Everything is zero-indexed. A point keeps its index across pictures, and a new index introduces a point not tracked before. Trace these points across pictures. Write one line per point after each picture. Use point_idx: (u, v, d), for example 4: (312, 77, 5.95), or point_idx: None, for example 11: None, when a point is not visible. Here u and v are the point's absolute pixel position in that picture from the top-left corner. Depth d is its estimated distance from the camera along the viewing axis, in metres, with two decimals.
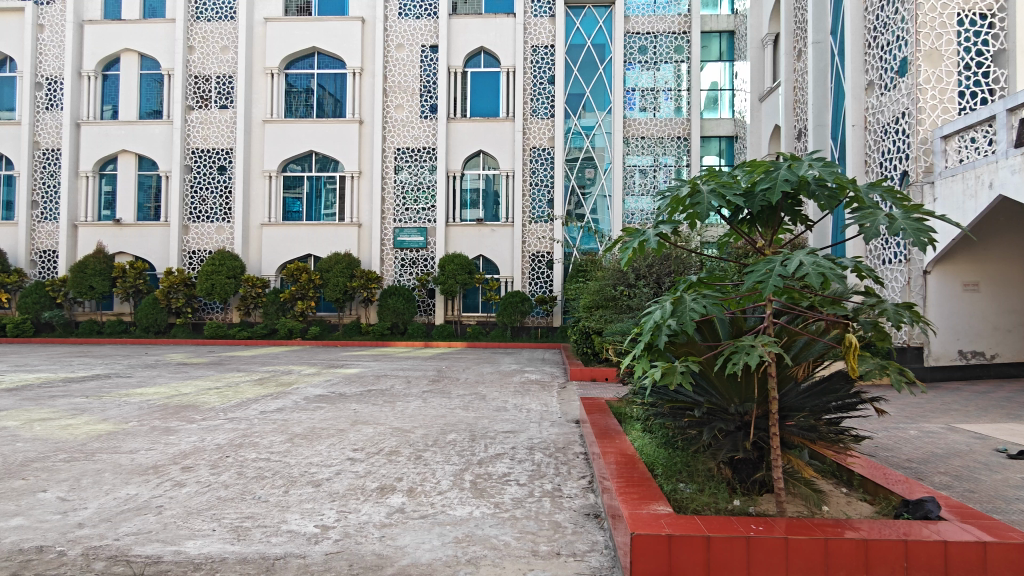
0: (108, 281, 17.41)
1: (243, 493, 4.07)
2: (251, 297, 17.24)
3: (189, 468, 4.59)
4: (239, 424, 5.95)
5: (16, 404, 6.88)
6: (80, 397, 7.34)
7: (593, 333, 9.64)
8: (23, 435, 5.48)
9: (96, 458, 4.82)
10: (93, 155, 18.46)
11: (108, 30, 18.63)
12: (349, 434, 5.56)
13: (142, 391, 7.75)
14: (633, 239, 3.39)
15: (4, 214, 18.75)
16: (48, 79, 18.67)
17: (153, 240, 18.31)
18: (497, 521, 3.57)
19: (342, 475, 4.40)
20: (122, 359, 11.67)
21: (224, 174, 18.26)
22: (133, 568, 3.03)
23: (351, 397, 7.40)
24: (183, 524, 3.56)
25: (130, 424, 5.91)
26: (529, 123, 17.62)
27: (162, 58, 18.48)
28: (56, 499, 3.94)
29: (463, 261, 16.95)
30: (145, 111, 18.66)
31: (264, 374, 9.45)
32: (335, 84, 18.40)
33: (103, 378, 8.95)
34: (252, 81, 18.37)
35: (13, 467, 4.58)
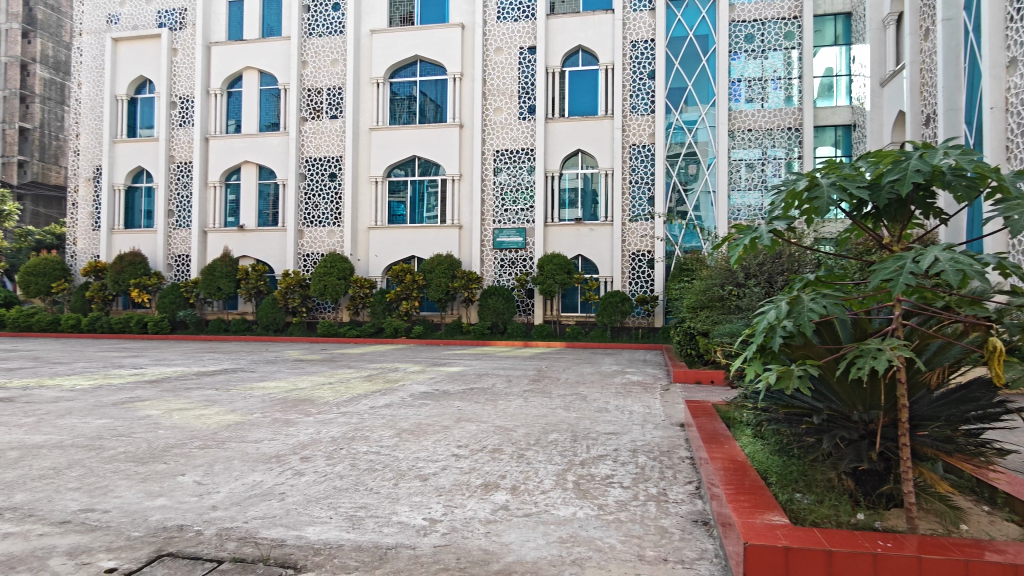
0: (233, 283, 18.82)
1: (356, 484, 4.27)
2: (359, 298, 18.03)
3: (307, 458, 4.87)
4: (352, 418, 6.25)
5: (157, 395, 7.57)
6: (212, 389, 7.97)
7: (698, 334, 9.35)
8: (164, 423, 6.03)
9: (226, 446, 5.22)
10: (220, 166, 20.01)
11: (232, 50, 20.12)
12: (454, 431, 5.69)
13: (264, 385, 8.32)
14: (744, 237, 3.25)
15: (145, 222, 20.71)
16: (181, 98, 20.47)
17: (272, 244, 19.60)
18: (601, 523, 3.54)
19: (448, 470, 4.52)
20: (246, 355, 12.55)
21: (334, 181, 19.26)
22: (260, 550, 3.25)
23: (455, 394, 7.59)
24: (303, 511, 3.78)
25: (254, 416, 6.35)
26: (628, 120, 17.39)
27: (279, 73, 19.76)
28: (193, 482, 4.30)
29: (562, 261, 16.97)
30: (264, 124, 20.01)
31: (372, 371, 9.88)
32: (436, 90, 18.95)
33: (230, 372, 9.69)
34: (359, 92, 19.28)
35: (156, 452, 5.05)
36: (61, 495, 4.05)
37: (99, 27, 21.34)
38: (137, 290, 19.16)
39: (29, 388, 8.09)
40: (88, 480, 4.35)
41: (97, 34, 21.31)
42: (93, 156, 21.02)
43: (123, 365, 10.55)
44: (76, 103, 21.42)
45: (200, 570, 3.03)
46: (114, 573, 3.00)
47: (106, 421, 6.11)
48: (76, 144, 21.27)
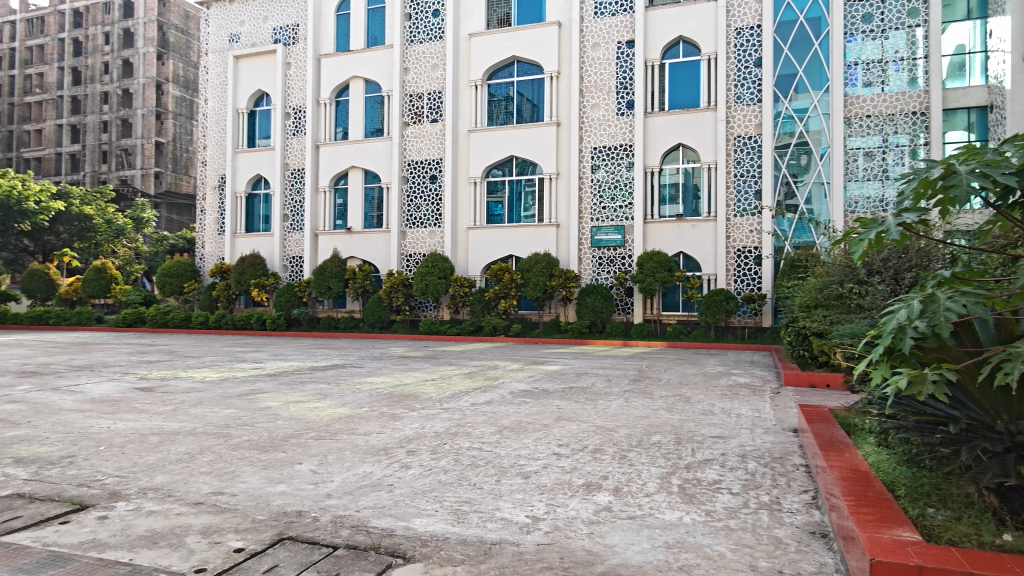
0: (341, 283, 19.79)
1: (460, 479, 4.36)
2: (459, 297, 18.42)
3: (413, 452, 5.03)
4: (455, 414, 6.40)
5: (276, 387, 8.09)
6: (324, 383, 8.41)
7: (811, 334, 8.85)
8: (282, 414, 6.44)
9: (338, 437, 5.49)
10: (329, 172, 21.10)
11: (341, 61, 21.15)
12: (554, 430, 5.69)
13: (371, 381, 8.68)
14: (868, 232, 3.03)
15: (264, 226, 22.18)
16: (295, 109, 21.77)
17: (377, 246, 20.44)
18: (709, 530, 3.42)
19: (549, 469, 4.52)
20: (354, 351, 13.15)
21: (435, 183, 19.81)
22: (371, 539, 3.38)
23: (554, 393, 7.60)
24: (411, 503, 3.91)
25: (364, 409, 6.65)
26: (732, 111, 16.72)
27: (383, 81, 20.58)
28: (310, 471, 4.55)
29: (662, 259, 16.62)
30: (370, 130, 20.89)
31: (473, 368, 10.07)
32: (533, 90, 19.03)
33: (340, 367, 10.21)
34: (458, 94, 19.72)
35: (276, 441, 5.39)
36: (194, 479, 4.40)
37: (222, 45, 23.04)
38: (257, 290, 20.55)
39: (167, 379, 8.90)
40: (217, 465, 4.71)
41: (222, 53, 23.02)
42: (219, 166, 22.77)
43: (245, 360, 11.33)
44: (203, 117, 23.23)
45: (317, 554, 3.20)
46: (242, 552, 3.23)
47: (232, 411, 6.60)
48: (203, 155, 23.08)
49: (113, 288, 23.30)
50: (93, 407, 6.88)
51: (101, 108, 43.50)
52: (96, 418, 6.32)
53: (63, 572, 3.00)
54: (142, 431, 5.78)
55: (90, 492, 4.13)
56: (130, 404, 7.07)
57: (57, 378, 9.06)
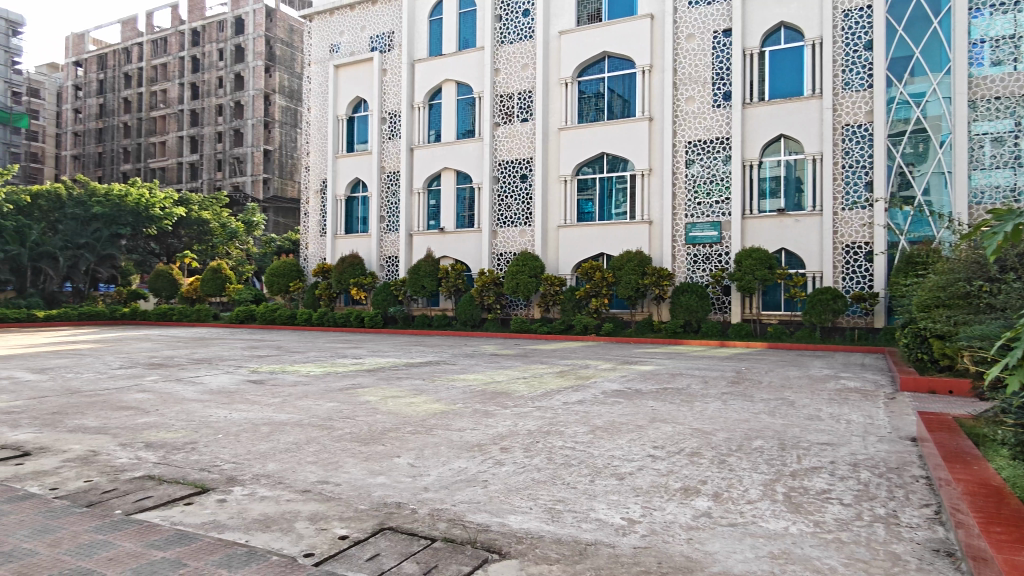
0: (435, 282, 20.30)
1: (554, 477, 4.35)
2: (550, 295, 18.41)
3: (506, 449, 5.07)
4: (547, 412, 6.40)
5: (374, 383, 8.39)
6: (420, 379, 8.65)
7: (930, 336, 8.19)
8: (381, 408, 6.66)
9: (434, 432, 5.63)
10: (423, 174, 21.70)
11: (434, 66, 21.69)
12: (649, 431, 5.57)
13: (465, 378, 8.83)
14: (1004, 224, 2.75)
15: (362, 227, 23.14)
16: (390, 114, 22.57)
17: (469, 245, 20.84)
18: (818, 542, 3.23)
19: (645, 471, 4.43)
20: (447, 349, 13.46)
21: (526, 182, 19.95)
22: (468, 533, 3.44)
23: (648, 394, 7.44)
24: (505, 500, 3.94)
25: (458, 405, 6.78)
26: (840, 98, 15.80)
27: (474, 83, 20.95)
28: (407, 464, 4.69)
29: (762, 256, 15.91)
30: (461, 131, 21.30)
31: (565, 367, 10.04)
32: (624, 85, 18.78)
33: (435, 364, 10.46)
34: (549, 92, 19.77)
35: (376, 434, 5.60)
36: (302, 467, 4.64)
37: (323, 56, 24.15)
38: (356, 288, 21.45)
39: (275, 373, 9.44)
40: (322, 456, 4.94)
41: (323, 63, 24.14)
42: (321, 170, 23.93)
43: (346, 356, 11.86)
44: (306, 125, 24.49)
45: (416, 545, 3.29)
46: (347, 540, 3.37)
47: (334, 404, 6.91)
48: (307, 161, 24.32)
49: (227, 287, 25.03)
50: (211, 398, 7.41)
51: (216, 120, 46.84)
52: (214, 408, 6.79)
53: (188, 549, 3.24)
54: (254, 421, 6.16)
55: (210, 476, 4.45)
56: (243, 396, 7.56)
57: (181, 370, 9.83)
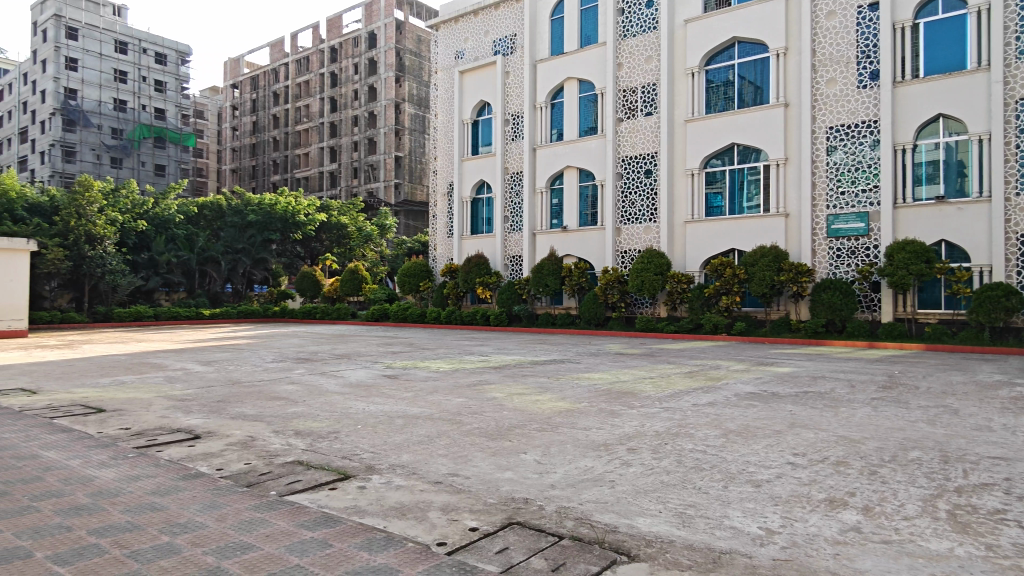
0: (558, 280, 20.37)
1: (684, 481, 4.21)
2: (676, 293, 17.88)
3: (634, 450, 4.98)
4: (675, 414, 6.21)
5: (500, 379, 8.57)
6: (545, 377, 8.72)
7: None
8: (507, 405, 6.78)
9: (560, 430, 5.64)
10: (545, 173, 21.87)
11: (555, 65, 21.79)
12: (787, 437, 5.24)
13: (590, 376, 8.79)
14: None
15: (487, 228, 23.72)
16: (513, 115, 22.97)
17: (593, 243, 20.72)
18: (992, 568, 2.86)
19: (784, 479, 4.17)
20: (572, 347, 13.47)
21: (650, 177, 19.53)
22: (595, 533, 3.40)
23: (786, 397, 7.01)
24: (633, 501, 3.86)
25: (583, 404, 6.76)
26: (1012, 70, 14.05)
27: (596, 79, 20.81)
28: (534, 460, 4.73)
29: (917, 248, 14.47)
30: (584, 129, 21.24)
31: (694, 368, 9.69)
32: (756, 71, 17.81)
33: (559, 362, 10.50)
34: (674, 83, 19.21)
35: (502, 430, 5.70)
36: (434, 459, 4.83)
37: (449, 62, 24.97)
38: (482, 288, 21.99)
39: (408, 368, 9.91)
40: (452, 449, 5.11)
41: (448, 69, 24.99)
42: (447, 174, 24.82)
43: (473, 352, 12.21)
44: (434, 131, 25.45)
45: (544, 541, 3.31)
46: (477, 532, 3.45)
47: (462, 400, 7.13)
48: (434, 165, 25.30)
49: (363, 287, 26.63)
50: (351, 391, 7.91)
51: (352, 130, 50.02)
52: (354, 400, 7.24)
53: (332, 531, 3.47)
54: (389, 413, 6.49)
55: (351, 463, 4.75)
56: (379, 389, 7.99)
57: (324, 364, 10.60)
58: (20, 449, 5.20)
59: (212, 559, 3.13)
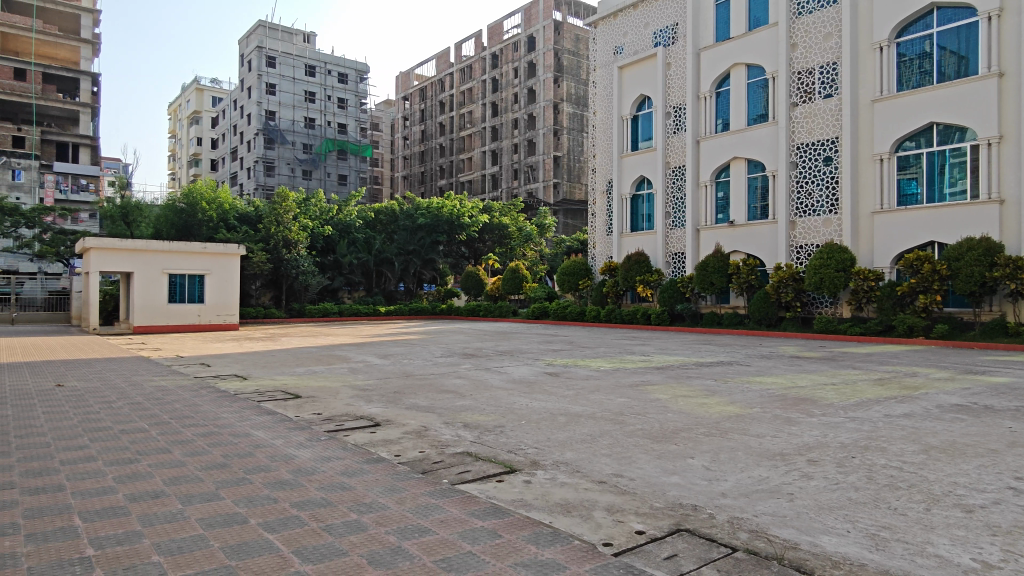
0: (724, 278, 19.42)
1: (876, 500, 3.80)
2: (863, 291, 16.34)
3: (815, 461, 4.59)
4: (863, 425, 5.64)
5: (664, 381, 8.32)
6: (713, 380, 8.34)
7: None
8: (672, 407, 6.58)
9: (730, 436, 5.36)
10: (710, 166, 21.00)
11: (720, 51, 20.79)
12: (1007, 457, 4.53)
13: (762, 380, 8.26)
14: None
15: (648, 225, 23.23)
16: (676, 107, 22.30)
17: (763, 237, 19.50)
18: None
19: (1005, 507, 3.60)
20: (741, 349, 12.78)
21: (830, 164, 17.97)
22: (774, 548, 3.17)
23: (1003, 411, 6.07)
24: (816, 518, 3.56)
25: (755, 410, 6.37)
26: None
27: (767, 62, 19.54)
28: (703, 466, 4.53)
29: None
30: (753, 117, 20.05)
31: (885, 374, 8.72)
32: (960, 39, 15.69)
33: (726, 364, 9.99)
34: (859, 60, 17.47)
35: (667, 433, 5.54)
36: (597, 458, 4.81)
37: (608, 58, 24.77)
38: (642, 287, 21.66)
39: (570, 367, 9.97)
40: (616, 449, 5.06)
41: (607, 65, 24.77)
42: (606, 171, 24.64)
43: (635, 352, 12.00)
44: (593, 128, 25.38)
45: (716, 552, 3.15)
46: (643, 536, 3.37)
47: (624, 400, 7.02)
48: (593, 163, 25.24)
49: (524, 285, 27.32)
50: (515, 387, 8.12)
51: (513, 133, 51.47)
52: (518, 396, 7.44)
53: (501, 522, 3.58)
54: (552, 410, 6.58)
55: (517, 458, 4.87)
56: (542, 386, 8.14)
57: (489, 360, 11.01)
58: (236, 427, 5.98)
59: (394, 538, 3.37)
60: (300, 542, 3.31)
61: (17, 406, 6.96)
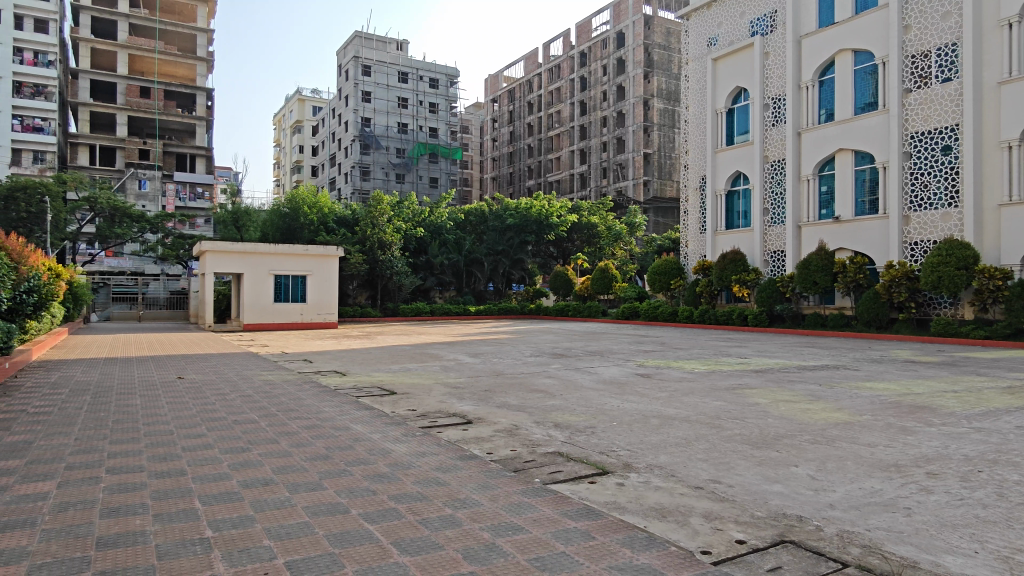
0: (829, 276, 18.39)
1: (1009, 519, 3.46)
2: (988, 291, 15.04)
3: (935, 475, 4.24)
4: (989, 437, 5.16)
5: (762, 384, 7.97)
6: (816, 384, 7.90)
7: None
8: (772, 412, 6.29)
9: (837, 444, 5.05)
10: (813, 159, 19.96)
11: (823, 38, 19.72)
12: None
13: (872, 386, 7.73)
14: None
15: (744, 222, 22.33)
16: (774, 99, 21.33)
17: (872, 234, 18.32)
18: None
19: None
20: (848, 352, 12.05)
21: (949, 154, 16.61)
22: (890, 566, 2.96)
23: None
24: (937, 535, 3.29)
25: (865, 417, 5.97)
26: None
27: (876, 47, 18.33)
28: (808, 475, 4.30)
29: None
30: (860, 105, 18.86)
31: (1016, 382, 7.95)
32: None
33: (832, 368, 9.44)
34: (983, 40, 16.04)
35: (767, 438, 5.29)
36: (693, 463, 4.66)
37: (701, 51, 24.06)
38: (738, 286, 20.87)
39: (662, 368, 9.75)
40: (712, 454, 4.89)
41: (700, 58, 24.06)
42: (699, 167, 23.92)
43: (732, 354, 11.57)
44: (685, 124, 24.69)
45: (825, 567, 2.98)
46: (745, 545, 3.24)
47: (721, 403, 6.78)
48: (685, 159, 24.56)
49: (613, 285, 26.94)
50: (606, 387, 8.02)
51: (601, 131, 51.01)
52: (608, 397, 7.35)
53: (595, 524, 3.54)
54: (644, 412, 6.45)
55: (609, 460, 4.80)
56: (633, 388, 8.00)
57: (579, 360, 10.94)
58: (337, 421, 6.26)
59: (488, 535, 3.40)
60: (398, 534, 3.41)
61: (144, 396, 7.61)
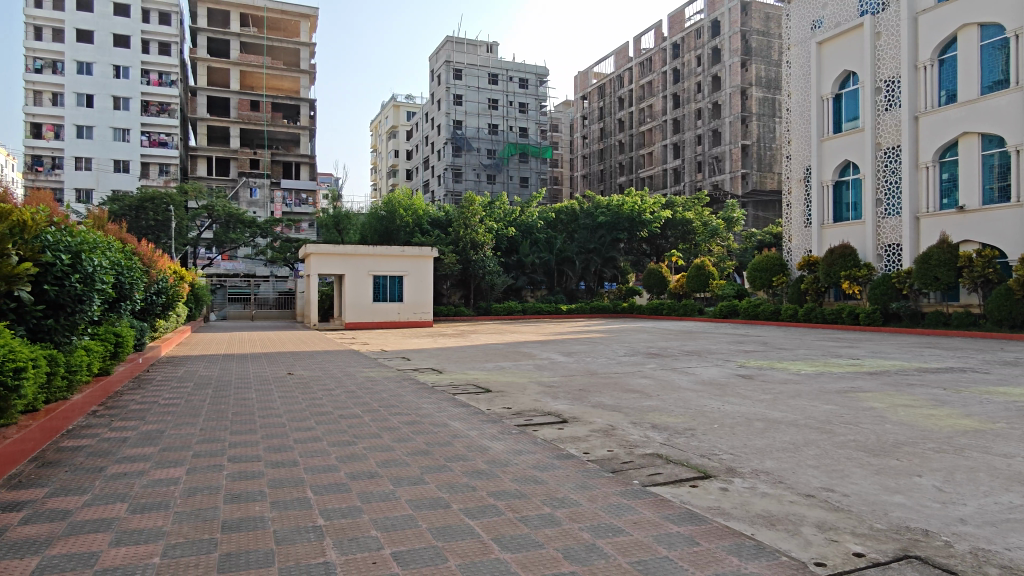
0: (953, 272, 16.92)
1: None
2: None
3: None
4: None
5: (878, 388, 7.45)
6: (941, 388, 7.28)
7: None
8: (890, 418, 5.86)
9: (967, 454, 4.64)
10: (933, 144, 18.50)
11: (944, 13, 18.21)
12: None
13: (1007, 391, 7.03)
14: None
15: (854, 214, 20.99)
16: (887, 81, 19.82)
17: (1004, 224, 16.82)
18: None
19: None
20: (976, 354, 11.05)
21: None
22: None
23: None
24: None
25: (999, 425, 5.45)
26: None
27: (1007, 19, 16.73)
28: (933, 486, 3.98)
29: None
30: (987, 84, 17.31)
31: None
32: None
33: (958, 371, 8.69)
34: None
35: (886, 446, 4.94)
36: (803, 470, 4.43)
37: (804, 35, 22.81)
38: (848, 283, 19.65)
39: (764, 369, 9.32)
40: (824, 461, 4.62)
41: (804, 42, 22.81)
42: (803, 157, 22.71)
43: (841, 355, 10.90)
44: (787, 113, 23.48)
45: None
46: (863, 558, 3.04)
47: (832, 407, 6.40)
48: (788, 149, 23.39)
49: (710, 283, 26.06)
50: (705, 388, 7.76)
51: (695, 123, 49.53)
52: (708, 399, 7.12)
53: (699, 529, 3.43)
54: (748, 415, 6.19)
55: (711, 463, 4.64)
56: (735, 389, 7.70)
57: (675, 360, 10.67)
58: (435, 417, 6.42)
59: (588, 535, 3.38)
60: (498, 530, 3.46)
61: (259, 391, 8.14)
